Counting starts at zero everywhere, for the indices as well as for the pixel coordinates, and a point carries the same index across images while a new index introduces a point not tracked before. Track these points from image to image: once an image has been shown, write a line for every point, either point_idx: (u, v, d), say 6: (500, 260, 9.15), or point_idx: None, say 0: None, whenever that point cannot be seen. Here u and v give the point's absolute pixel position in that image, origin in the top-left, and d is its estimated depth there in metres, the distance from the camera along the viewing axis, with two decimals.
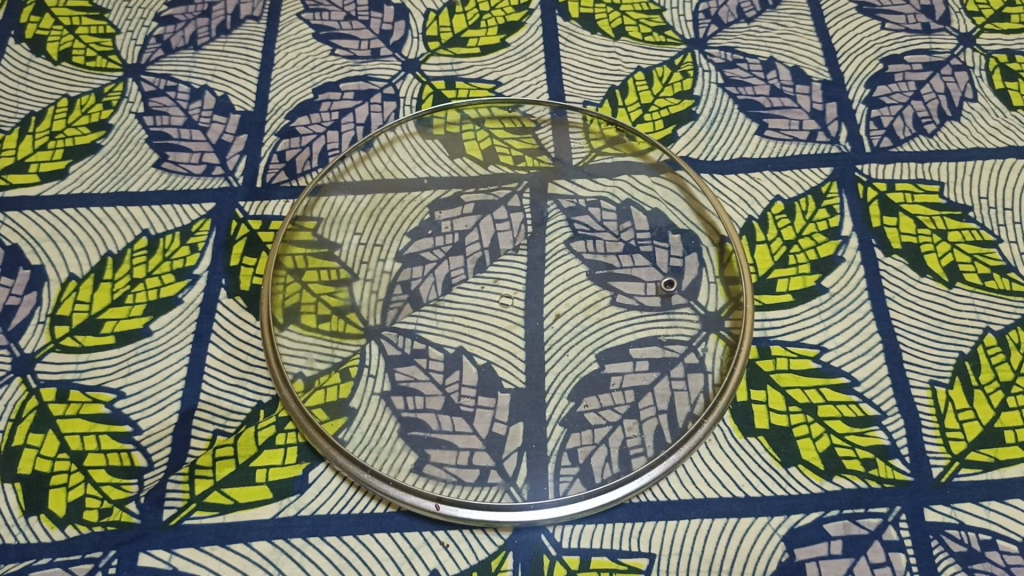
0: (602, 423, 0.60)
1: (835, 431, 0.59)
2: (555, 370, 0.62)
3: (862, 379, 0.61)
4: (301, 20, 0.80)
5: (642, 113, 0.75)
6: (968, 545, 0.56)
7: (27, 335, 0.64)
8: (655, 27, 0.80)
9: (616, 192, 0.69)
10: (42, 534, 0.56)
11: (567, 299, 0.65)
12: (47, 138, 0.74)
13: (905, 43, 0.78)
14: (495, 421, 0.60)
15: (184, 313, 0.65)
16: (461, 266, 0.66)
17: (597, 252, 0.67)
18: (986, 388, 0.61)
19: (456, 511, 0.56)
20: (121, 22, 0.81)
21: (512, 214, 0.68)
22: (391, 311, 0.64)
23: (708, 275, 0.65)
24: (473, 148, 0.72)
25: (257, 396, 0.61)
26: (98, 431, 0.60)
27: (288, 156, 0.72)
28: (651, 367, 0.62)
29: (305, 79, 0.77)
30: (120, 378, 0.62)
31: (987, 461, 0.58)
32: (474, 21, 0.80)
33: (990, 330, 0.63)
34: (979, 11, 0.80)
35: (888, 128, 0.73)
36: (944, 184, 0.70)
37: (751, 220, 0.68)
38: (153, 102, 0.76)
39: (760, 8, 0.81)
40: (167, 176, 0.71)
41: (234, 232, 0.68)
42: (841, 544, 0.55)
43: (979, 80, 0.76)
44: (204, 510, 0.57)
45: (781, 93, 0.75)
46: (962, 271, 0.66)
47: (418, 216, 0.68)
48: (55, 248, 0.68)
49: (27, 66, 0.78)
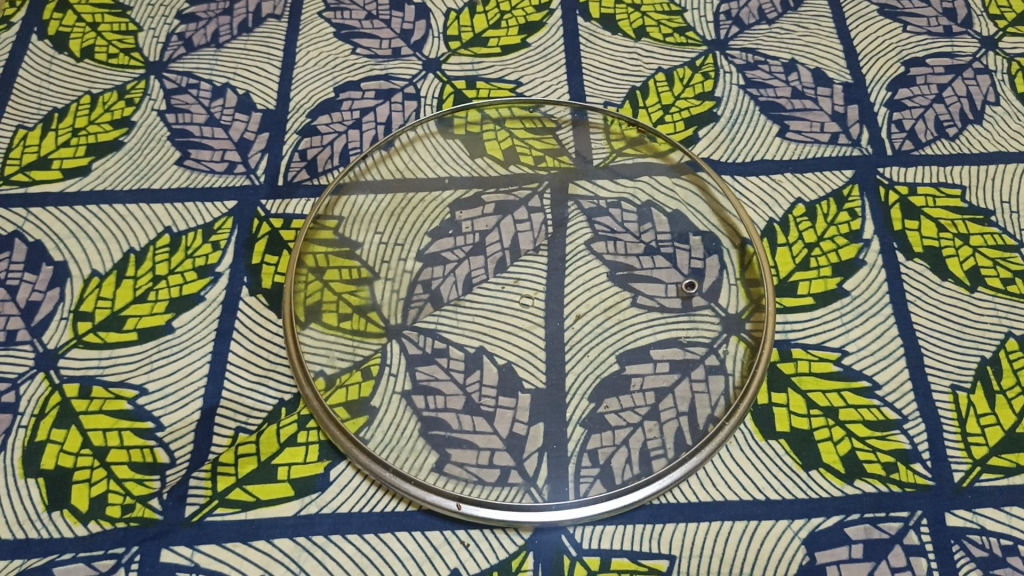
0: (622, 424, 0.60)
1: (856, 434, 0.59)
2: (576, 371, 0.62)
3: (883, 383, 0.61)
4: (322, 19, 0.81)
5: (663, 114, 0.75)
6: (989, 550, 0.55)
7: (50, 331, 0.64)
8: (676, 27, 0.80)
9: (636, 193, 0.69)
10: (65, 529, 0.57)
11: (587, 300, 0.65)
12: (69, 135, 0.74)
13: (926, 46, 0.78)
14: (516, 421, 0.60)
15: (206, 310, 0.65)
16: (481, 266, 0.66)
17: (618, 253, 0.67)
18: (1007, 393, 0.61)
19: (477, 511, 0.57)
20: (144, 20, 0.81)
21: (533, 215, 0.68)
22: (412, 310, 0.64)
23: (730, 277, 0.65)
24: (494, 148, 0.72)
25: (279, 394, 0.61)
26: (121, 427, 0.60)
27: (309, 154, 0.72)
28: (671, 369, 0.62)
29: (326, 78, 0.77)
30: (142, 375, 0.62)
31: (1009, 466, 0.58)
32: (494, 21, 0.80)
33: (1011, 335, 0.63)
34: (1002, 14, 0.80)
35: (909, 131, 0.73)
36: (966, 188, 0.70)
37: (772, 222, 0.68)
38: (175, 100, 0.76)
39: (781, 9, 0.80)
40: (189, 173, 0.72)
41: (256, 231, 0.68)
42: (862, 547, 0.55)
43: (1001, 83, 0.76)
44: (226, 507, 0.57)
45: (803, 95, 0.75)
46: (985, 276, 0.65)
47: (439, 216, 0.68)
48: (78, 245, 0.68)
49: (49, 62, 0.79)
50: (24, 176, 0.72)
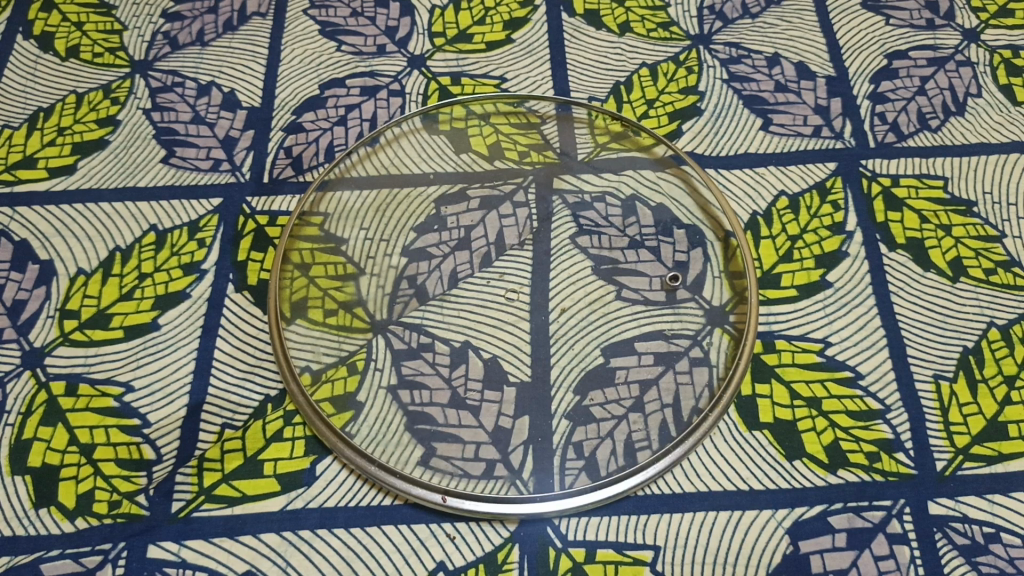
0: (607, 417, 0.60)
1: (839, 424, 0.60)
2: (561, 364, 0.62)
3: (866, 373, 0.62)
4: (307, 17, 0.81)
5: (648, 108, 0.75)
6: (971, 538, 0.56)
7: (36, 329, 0.64)
8: (660, 22, 0.80)
9: (620, 187, 0.70)
10: (52, 526, 0.57)
11: (572, 293, 0.65)
12: (55, 134, 0.74)
13: (909, 39, 0.78)
14: (501, 414, 0.60)
15: (193, 307, 0.65)
16: (466, 261, 0.66)
17: (603, 247, 0.67)
18: (990, 381, 0.61)
19: (462, 504, 0.57)
20: (128, 19, 0.81)
21: (517, 209, 0.69)
22: (398, 305, 0.64)
23: (714, 269, 0.66)
24: (479, 144, 0.72)
25: (265, 391, 0.62)
26: (107, 424, 0.60)
27: (294, 151, 0.73)
28: (656, 361, 0.62)
29: (311, 75, 0.77)
30: (129, 371, 0.62)
31: (991, 454, 0.58)
32: (480, 17, 0.81)
33: (993, 325, 0.63)
34: (983, 6, 0.81)
35: (892, 123, 0.73)
36: (948, 180, 0.70)
37: (755, 215, 0.69)
38: (160, 98, 0.76)
39: (765, 4, 0.81)
40: (175, 171, 0.72)
41: (241, 227, 0.69)
42: (845, 536, 0.56)
43: (983, 75, 0.76)
44: (212, 503, 0.57)
45: (786, 88, 0.76)
46: (967, 266, 0.66)
47: (424, 211, 0.69)
48: (64, 243, 0.68)
49: (35, 62, 0.79)
50: (10, 176, 0.72)
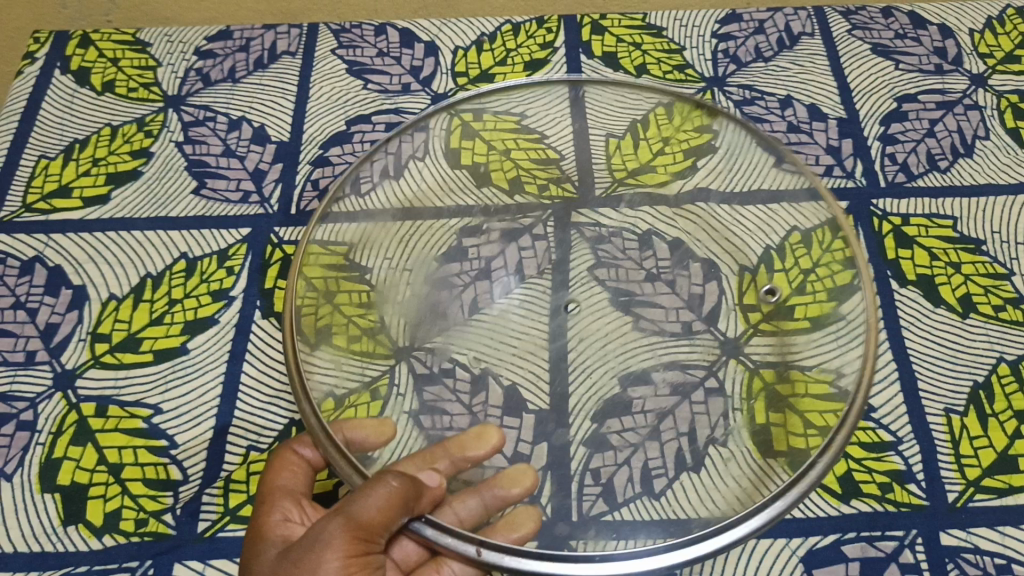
0: (624, 444, 0.61)
1: (852, 456, 0.61)
2: (579, 393, 0.64)
3: (878, 406, 0.63)
4: (335, 56, 0.84)
5: (663, 146, 0.75)
6: (983, 569, 0.56)
7: (68, 352, 0.66)
8: (675, 65, 0.83)
9: (637, 223, 0.72)
10: (79, 543, 0.58)
11: (590, 324, 0.68)
12: (90, 165, 0.77)
13: (918, 83, 0.81)
14: (520, 440, 0.62)
15: (220, 333, 0.67)
16: (487, 289, 0.69)
17: (620, 279, 0.70)
18: (1000, 416, 0.62)
19: (498, 558, 0.51)
20: (162, 56, 0.85)
21: (536, 242, 0.72)
22: (420, 333, 0.66)
23: (729, 302, 0.68)
24: (499, 178, 0.74)
25: (290, 414, 0.63)
26: (136, 445, 0.62)
27: (321, 184, 0.75)
28: (671, 392, 0.64)
29: (338, 111, 0.80)
30: (157, 395, 0.64)
31: (1002, 487, 0.59)
32: (501, 59, 0.83)
33: (1003, 360, 0.65)
34: (990, 53, 0.83)
35: (902, 164, 0.75)
36: (957, 219, 0.72)
37: (768, 249, 0.69)
38: (192, 132, 0.79)
39: (777, 49, 0.84)
40: (206, 203, 0.74)
41: (268, 257, 0.71)
42: (859, 565, 0.57)
43: (991, 119, 0.78)
44: (237, 523, 0.59)
45: (798, 129, 0.78)
46: (976, 303, 0.67)
47: (446, 242, 0.71)
48: (96, 270, 0.70)
49: (71, 96, 0.82)
50: (45, 204, 0.74)
